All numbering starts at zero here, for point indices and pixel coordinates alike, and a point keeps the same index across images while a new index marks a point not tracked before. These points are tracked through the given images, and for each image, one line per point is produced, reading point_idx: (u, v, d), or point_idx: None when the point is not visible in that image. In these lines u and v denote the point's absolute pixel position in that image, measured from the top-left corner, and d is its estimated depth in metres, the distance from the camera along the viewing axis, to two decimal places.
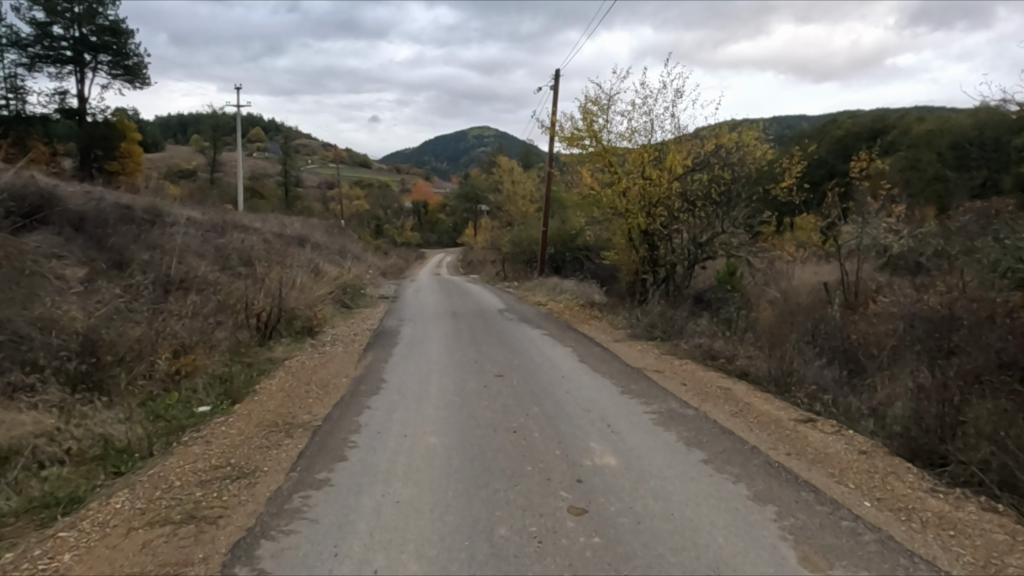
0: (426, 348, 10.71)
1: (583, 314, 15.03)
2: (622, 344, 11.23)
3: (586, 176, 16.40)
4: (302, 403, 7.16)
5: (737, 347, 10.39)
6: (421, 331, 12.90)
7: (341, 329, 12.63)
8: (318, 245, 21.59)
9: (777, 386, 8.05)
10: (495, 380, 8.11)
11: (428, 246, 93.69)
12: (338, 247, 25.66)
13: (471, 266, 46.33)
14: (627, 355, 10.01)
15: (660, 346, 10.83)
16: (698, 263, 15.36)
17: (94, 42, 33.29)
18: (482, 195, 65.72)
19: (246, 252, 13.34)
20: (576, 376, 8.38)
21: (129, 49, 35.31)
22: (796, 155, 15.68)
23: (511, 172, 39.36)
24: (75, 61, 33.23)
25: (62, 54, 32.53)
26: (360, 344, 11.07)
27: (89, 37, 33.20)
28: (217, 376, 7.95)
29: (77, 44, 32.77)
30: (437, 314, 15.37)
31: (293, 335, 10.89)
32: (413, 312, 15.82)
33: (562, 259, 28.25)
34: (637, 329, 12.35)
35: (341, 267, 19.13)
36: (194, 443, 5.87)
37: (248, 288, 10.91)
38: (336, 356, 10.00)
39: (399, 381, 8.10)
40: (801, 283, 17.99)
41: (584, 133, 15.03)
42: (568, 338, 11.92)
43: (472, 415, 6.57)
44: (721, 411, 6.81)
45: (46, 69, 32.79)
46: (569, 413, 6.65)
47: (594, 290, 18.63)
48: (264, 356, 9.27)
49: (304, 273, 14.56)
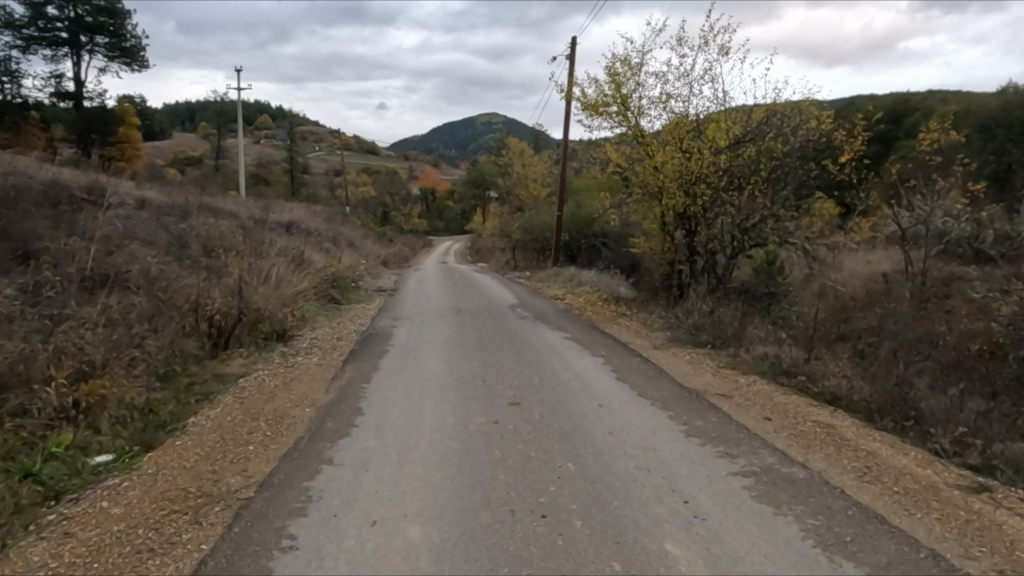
0: (421, 359, 8.58)
1: (609, 312, 12.88)
2: (664, 352, 9.13)
3: (612, 151, 14.20)
4: (238, 453, 5.05)
5: (813, 359, 8.27)
6: (419, 334, 10.78)
7: (322, 331, 10.57)
8: (311, 232, 19.58)
9: (893, 423, 5.89)
10: (507, 413, 5.98)
11: (435, 233, 91.70)
12: (336, 235, 23.62)
13: (479, 254, 44.42)
14: (675, 370, 7.89)
15: (711, 355, 8.71)
16: (743, 252, 13.15)
17: (89, 23, 31.14)
18: (490, 181, 63.43)
19: (212, 241, 11.31)
20: (617, 407, 6.24)
21: (126, 31, 33.15)
22: (858, 126, 13.42)
23: (521, 155, 37.09)
24: (70, 44, 31.18)
25: (57, 36, 30.50)
26: (340, 353, 8.99)
27: (84, 17, 31.07)
28: (135, 408, 5.89)
29: (73, 25, 30.77)
30: (439, 312, 13.23)
31: (258, 342, 8.83)
32: (411, 308, 13.69)
33: (578, 248, 26.10)
34: (678, 332, 10.24)
35: (333, 257, 17.09)
36: (47, 537, 3.79)
37: (202, 283, 8.86)
38: (306, 371, 7.93)
39: (378, 415, 5.99)
40: (854, 273, 15.79)
41: (610, 99, 12.84)
42: (596, 342, 9.80)
43: (476, 480, 4.45)
44: (843, 471, 4.65)
45: (39, 51, 30.74)
46: (621, 476, 4.49)
47: (617, 282, 16.51)
48: (210, 376, 7.21)
49: (284, 263, 12.52)
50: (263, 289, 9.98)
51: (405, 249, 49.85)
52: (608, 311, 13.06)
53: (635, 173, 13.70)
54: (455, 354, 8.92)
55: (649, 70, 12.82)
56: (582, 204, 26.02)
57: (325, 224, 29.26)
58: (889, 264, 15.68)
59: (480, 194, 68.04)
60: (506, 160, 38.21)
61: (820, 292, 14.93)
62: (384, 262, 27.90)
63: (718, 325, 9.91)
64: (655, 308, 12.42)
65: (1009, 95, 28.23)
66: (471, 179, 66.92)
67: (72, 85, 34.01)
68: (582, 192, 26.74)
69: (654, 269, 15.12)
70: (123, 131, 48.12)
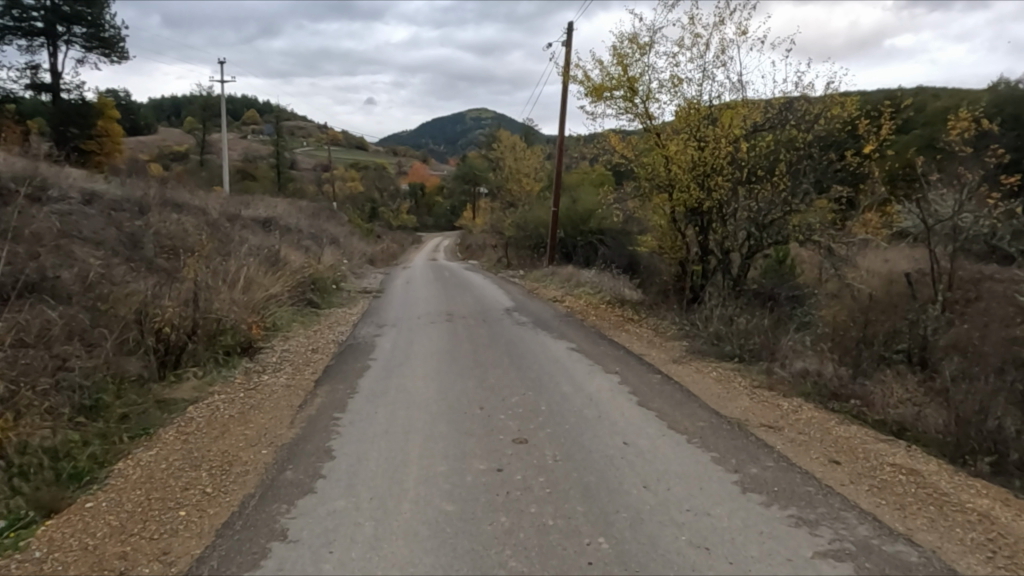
0: (407, 376, 7.42)
1: (615, 318, 11.72)
2: (685, 367, 7.98)
3: (617, 143, 13.07)
4: (163, 522, 3.86)
5: (859, 379, 7.17)
6: (405, 343, 9.59)
7: (295, 342, 9.36)
8: (292, 229, 18.37)
9: (988, 470, 4.80)
10: (512, 456, 4.82)
11: (424, 229, 90.39)
12: (319, 232, 22.32)
13: (470, 251, 43.27)
14: (704, 392, 6.75)
15: (740, 372, 7.61)
16: (760, 251, 12.02)
17: (66, 12, 29.70)
18: (480, 177, 62.16)
19: (170, 239, 10.05)
20: (646, 446, 5.08)
21: (105, 21, 31.72)
22: (885, 113, 12.31)
23: (513, 148, 35.83)
24: (46, 34, 29.71)
25: (32, 26, 29.05)
26: (313, 370, 7.80)
27: (60, 6, 29.60)
28: (43, 455, 4.70)
29: (50, 15, 29.32)
30: (427, 317, 12.03)
31: (217, 359, 7.63)
32: (397, 313, 12.51)
33: (573, 245, 24.93)
34: (696, 343, 9.13)
35: (313, 256, 15.83)
36: None
37: (151, 288, 7.63)
38: (271, 394, 6.73)
39: (351, 462, 4.80)
40: (871, 273, 14.79)
41: (617, 82, 11.66)
42: (605, 354, 8.65)
43: (479, 571, 3.27)
44: (962, 547, 3.53)
45: (13, 41, 29.27)
46: (673, 562, 3.35)
47: (619, 283, 15.42)
48: (151, 406, 6.01)
49: (256, 264, 11.31)
50: (224, 297, 8.76)
51: (393, 245, 48.62)
52: (614, 317, 11.90)
53: (642, 166, 12.55)
54: (447, 368, 7.79)
55: (658, 51, 11.69)
56: (577, 199, 24.84)
57: (309, 220, 27.92)
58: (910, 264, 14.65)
59: (469, 190, 66.79)
60: (497, 154, 36.94)
61: (838, 294, 13.86)
62: (370, 260, 26.64)
63: (741, 336, 8.80)
64: (667, 314, 11.30)
65: (1012, 87, 27.56)
66: (461, 175, 65.77)
67: (46, 77, 32.46)
68: (577, 187, 25.66)
69: (659, 270, 14.02)
70: (102, 125, 46.52)
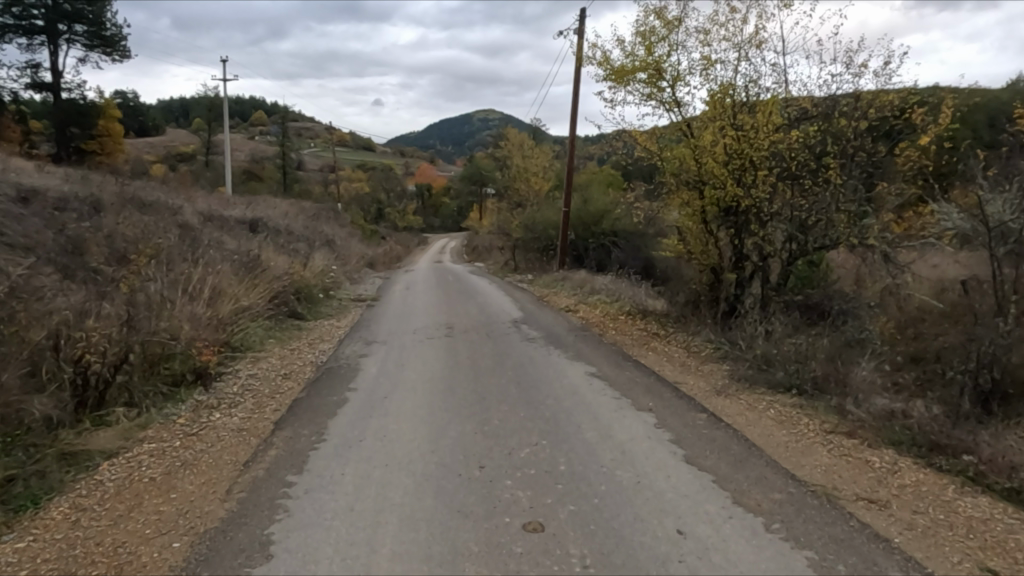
0: (389, 413, 6.02)
1: (637, 334, 10.26)
2: (731, 400, 6.52)
3: (637, 136, 11.60)
4: None
5: (957, 421, 5.69)
6: (394, 364, 8.18)
7: (263, 366, 7.97)
8: (283, 232, 17.12)
9: None
10: (524, 560, 3.38)
11: (431, 231, 89.18)
12: (315, 235, 21.06)
13: (477, 253, 42.05)
14: (765, 441, 5.30)
15: (802, 409, 6.16)
16: (805, 257, 10.50)
17: None
18: (488, 177, 60.88)
19: (124, 242, 8.72)
20: (710, 538, 3.63)
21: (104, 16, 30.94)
22: (948, 100, 10.74)
23: (520, 147, 34.45)
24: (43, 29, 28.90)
25: None
26: (277, 405, 6.39)
27: None
28: None
29: None
30: (423, 330, 10.65)
31: (160, 391, 6.25)
32: (390, 325, 11.13)
33: (585, 248, 23.51)
34: (739, 369, 7.68)
35: (303, 260, 14.49)
36: None
37: (79, 306, 6.29)
38: (216, 440, 5.32)
39: (293, 566, 3.35)
40: (919, 281, 13.29)
41: (640, 64, 10.18)
42: (631, 382, 7.21)
43: None
44: None
45: None
46: None
47: (638, 290, 14.00)
48: (53, 463, 4.64)
49: (229, 271, 9.97)
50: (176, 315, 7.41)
51: (398, 248, 47.39)
52: (636, 332, 10.45)
53: (669, 160, 11.07)
54: (442, 400, 6.40)
55: (687, 28, 10.22)
56: (588, 199, 23.47)
57: (307, 222, 26.67)
58: (964, 268, 13.14)
59: (476, 190, 65.50)
60: (504, 152, 35.60)
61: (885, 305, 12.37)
62: (371, 264, 25.36)
63: (793, 360, 7.35)
64: (698, 330, 9.84)
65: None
66: (468, 175, 64.59)
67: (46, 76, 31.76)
68: (589, 186, 24.33)
69: (683, 277, 12.57)
70: (103, 123, 45.76)
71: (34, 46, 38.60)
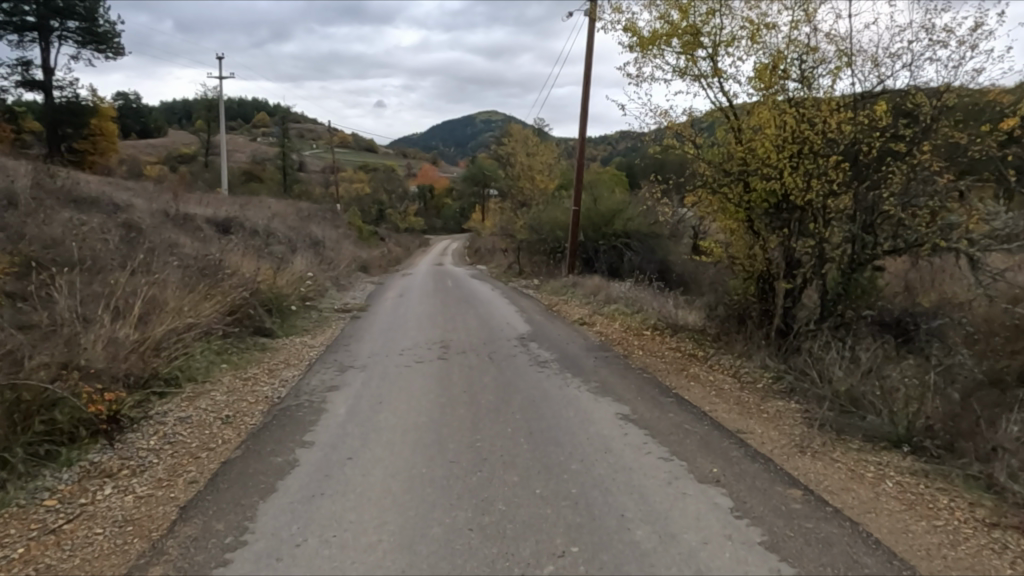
0: (347, 493, 4.20)
1: (672, 358, 8.45)
2: (825, 464, 4.72)
3: (667, 121, 9.83)
4: None
5: None
6: (369, 401, 6.36)
7: (199, 407, 6.18)
8: (263, 233, 15.42)
9: None
10: None
11: (432, 232, 87.56)
12: (303, 237, 19.36)
13: (479, 255, 40.41)
14: (908, 547, 3.51)
15: (931, 481, 4.38)
16: (872, 263, 8.64)
17: None
18: (490, 177, 59.19)
19: (35, 247, 6.99)
20: None
21: None
22: None
23: (525, 143, 32.70)
24: None
25: None
26: (198, 470, 4.65)
27: None
28: None
29: None
30: (410, 351, 8.83)
31: (33, 455, 4.52)
32: (373, 344, 9.30)
33: (594, 251, 21.66)
34: (818, 411, 5.87)
35: (279, 265, 12.73)
36: None
37: None
38: (79, 546, 3.54)
39: None
40: None
41: (674, 30, 8.43)
42: (679, 433, 5.41)
43: None
44: None
45: None
46: None
47: (662, 299, 12.26)
48: None
49: (177, 282, 8.25)
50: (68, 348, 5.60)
51: (398, 250, 45.64)
52: (671, 355, 8.62)
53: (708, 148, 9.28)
54: (424, 470, 4.57)
55: None
56: (598, 198, 21.70)
57: (298, 222, 24.95)
58: None
59: (479, 191, 63.79)
60: (508, 149, 33.78)
61: None
62: (365, 268, 23.59)
63: (894, 404, 5.54)
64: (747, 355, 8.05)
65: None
66: (470, 175, 62.98)
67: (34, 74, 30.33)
68: (599, 184, 22.63)
69: (718, 284, 10.78)
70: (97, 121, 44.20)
71: (23, 42, 37.19)
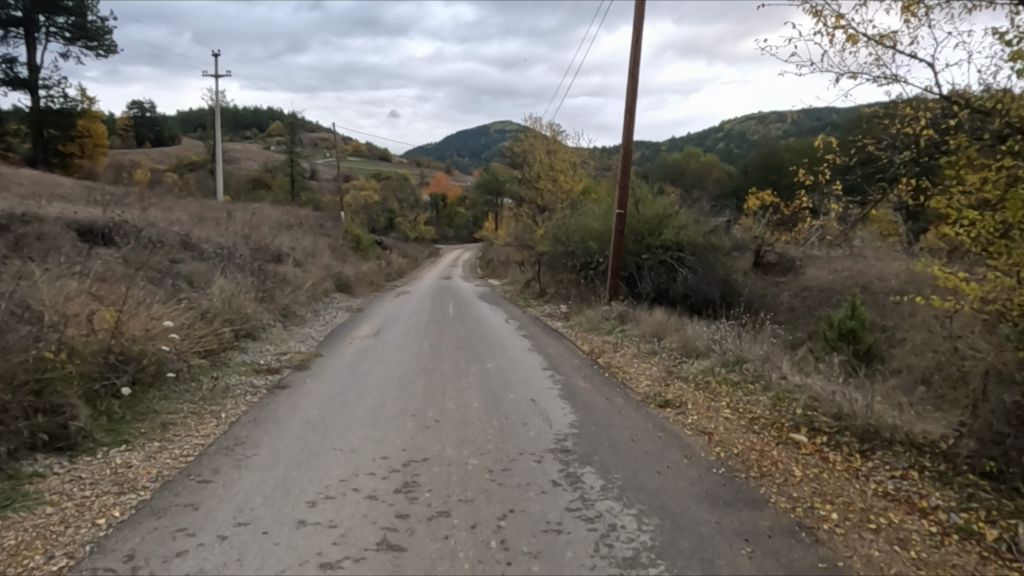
0: None
1: (947, 561, 3.48)
2: None
3: (828, 28, 4.85)
4: None
5: None
6: None
7: None
8: (177, 248, 10.79)
9: None
10: None
11: (443, 242, 83.04)
12: (259, 252, 14.77)
13: (492, 269, 35.79)
14: None
15: None
16: None
17: None
18: (504, 183, 54.74)
19: None
20: None
21: None
22: None
23: (544, 142, 28.28)
24: None
25: None
26: None
27: None
28: None
29: None
30: (324, 518, 3.91)
31: None
32: (254, 486, 4.40)
33: (636, 267, 16.44)
34: None
35: (166, 299, 8.00)
36: None
37: None
38: None
39: None
40: None
41: None
42: None
43: None
44: None
45: None
46: None
47: (785, 360, 7.42)
48: None
49: None
50: None
51: (402, 262, 41.03)
52: (930, 546, 3.66)
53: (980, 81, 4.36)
54: None
55: None
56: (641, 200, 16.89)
57: (271, 232, 20.48)
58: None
59: (491, 199, 59.17)
60: (526, 149, 29.15)
61: None
62: (350, 289, 18.91)
63: None
64: None
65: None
66: (481, 182, 58.65)
67: None
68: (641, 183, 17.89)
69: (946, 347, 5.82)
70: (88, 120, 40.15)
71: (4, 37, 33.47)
